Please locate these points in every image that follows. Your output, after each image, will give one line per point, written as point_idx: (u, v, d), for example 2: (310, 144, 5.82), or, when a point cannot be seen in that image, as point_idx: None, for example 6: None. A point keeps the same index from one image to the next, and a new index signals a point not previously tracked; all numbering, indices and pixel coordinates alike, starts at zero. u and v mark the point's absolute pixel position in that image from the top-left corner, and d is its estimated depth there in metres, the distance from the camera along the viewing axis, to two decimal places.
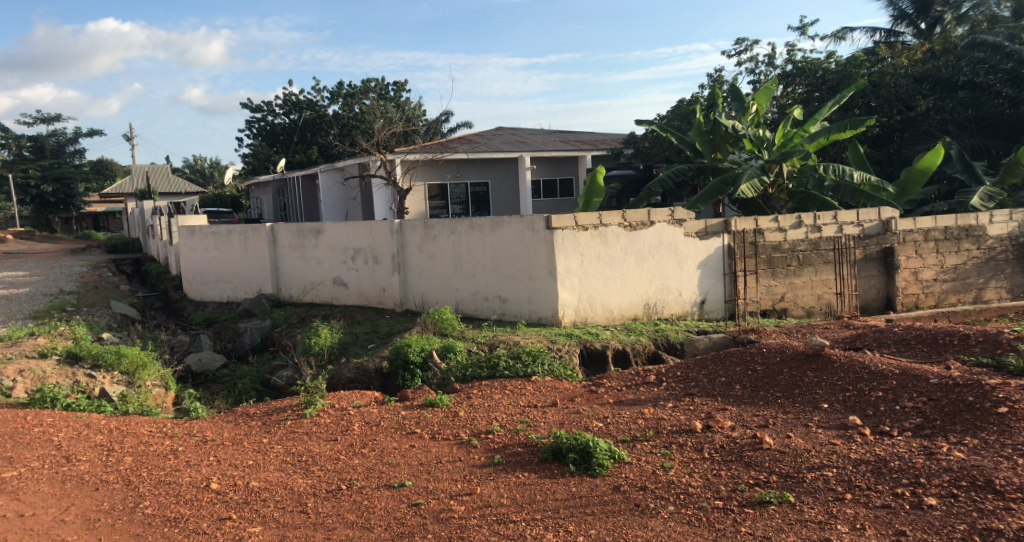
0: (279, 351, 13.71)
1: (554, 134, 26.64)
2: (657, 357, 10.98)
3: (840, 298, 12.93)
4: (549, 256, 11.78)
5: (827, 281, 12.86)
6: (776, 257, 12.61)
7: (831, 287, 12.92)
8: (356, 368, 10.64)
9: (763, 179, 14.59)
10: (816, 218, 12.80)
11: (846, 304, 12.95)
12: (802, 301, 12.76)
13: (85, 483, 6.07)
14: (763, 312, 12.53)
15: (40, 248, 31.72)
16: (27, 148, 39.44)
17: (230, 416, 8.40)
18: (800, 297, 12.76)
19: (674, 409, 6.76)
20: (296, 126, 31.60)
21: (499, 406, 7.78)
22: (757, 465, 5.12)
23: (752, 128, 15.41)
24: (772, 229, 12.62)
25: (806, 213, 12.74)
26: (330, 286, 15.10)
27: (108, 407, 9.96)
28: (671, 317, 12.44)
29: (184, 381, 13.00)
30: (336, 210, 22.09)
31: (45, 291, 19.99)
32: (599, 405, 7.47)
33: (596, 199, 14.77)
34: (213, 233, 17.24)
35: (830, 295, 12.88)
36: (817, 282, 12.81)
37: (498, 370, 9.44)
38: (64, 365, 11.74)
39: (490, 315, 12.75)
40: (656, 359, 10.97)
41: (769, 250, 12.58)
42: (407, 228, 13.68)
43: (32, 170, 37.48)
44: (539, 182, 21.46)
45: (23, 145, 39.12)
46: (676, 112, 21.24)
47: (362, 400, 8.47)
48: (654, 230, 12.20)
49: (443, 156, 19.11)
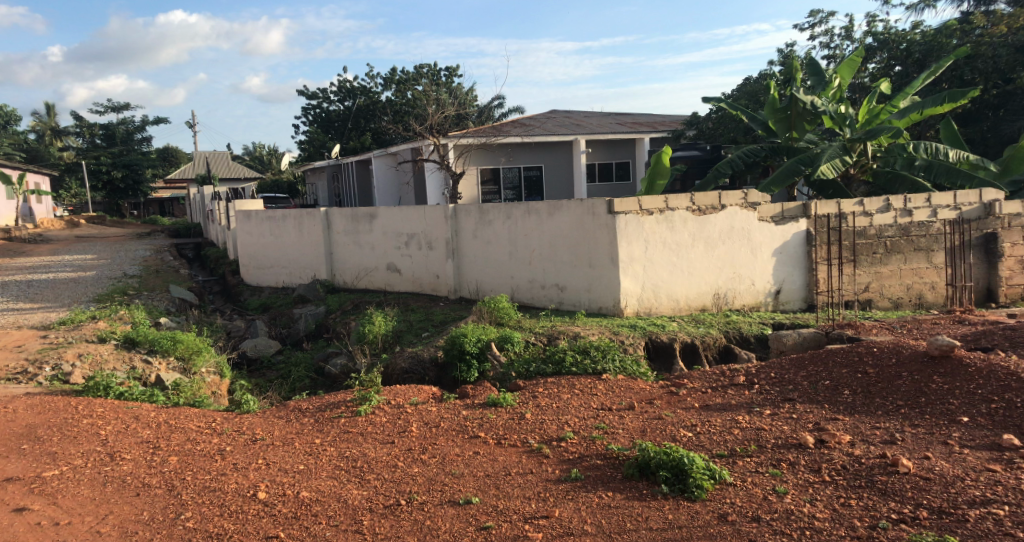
0: (334, 339, 13.21)
1: (612, 117, 25.70)
2: (729, 352, 10.14)
3: (932, 289, 11.81)
4: (611, 242, 11.00)
5: (918, 270, 11.74)
6: (861, 244, 11.54)
7: (922, 276, 11.78)
8: (411, 357, 10.10)
9: (845, 159, 13.48)
10: (907, 201, 11.67)
11: (938, 295, 11.86)
12: (889, 291, 11.67)
13: (125, 486, 5.52)
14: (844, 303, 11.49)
15: (107, 232, 32.13)
16: (98, 136, 40.63)
17: (283, 411, 7.84)
18: (886, 287, 11.66)
19: (775, 421, 6.06)
20: (351, 112, 31.31)
21: (570, 407, 7.07)
22: (898, 494, 4.48)
23: (833, 103, 14.24)
24: (856, 213, 11.59)
25: (895, 196, 11.61)
26: (383, 272, 14.55)
27: (162, 397, 9.51)
28: (743, 308, 11.55)
29: (239, 366, 12.65)
30: (389, 195, 21.59)
31: (108, 274, 19.97)
32: (684, 410, 6.72)
33: (661, 181, 13.87)
34: (268, 217, 16.88)
35: (921, 286, 11.76)
36: (906, 270, 11.70)
37: (564, 367, 8.60)
38: (120, 349, 11.39)
39: (548, 305, 12.03)
40: (728, 353, 10.16)
41: (852, 236, 11.53)
42: (462, 213, 12.99)
43: (102, 156, 38.09)
44: (594, 166, 20.60)
45: (95, 134, 40.49)
46: (742, 91, 20.10)
47: (419, 397, 7.84)
48: (725, 215, 11.29)
49: (498, 139, 18.39)
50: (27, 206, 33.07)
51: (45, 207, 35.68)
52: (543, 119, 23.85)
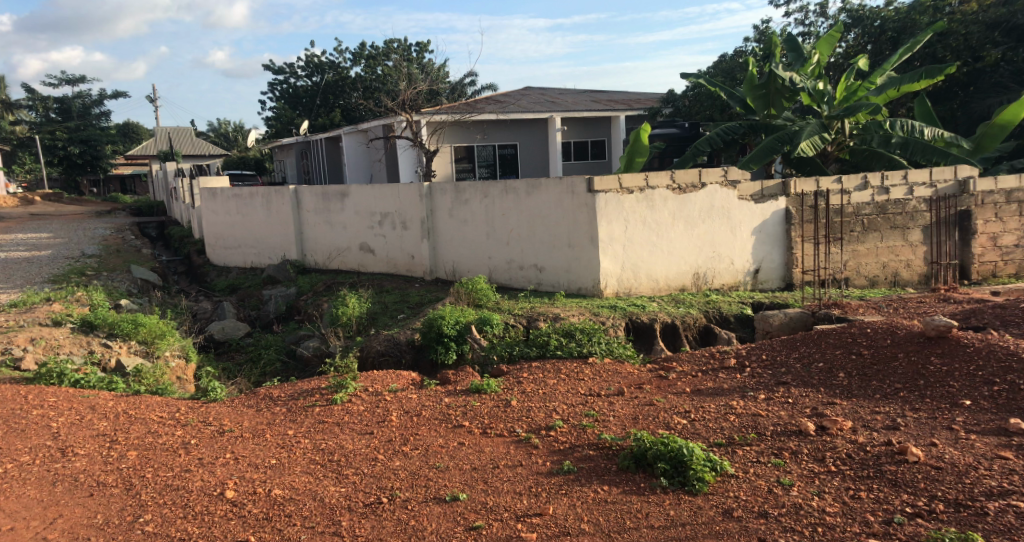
0: (305, 321, 12.80)
1: (586, 94, 25.32)
2: (708, 332, 9.94)
3: (908, 267, 11.66)
4: (590, 221, 10.70)
5: (894, 249, 11.57)
6: (839, 222, 11.35)
7: (899, 254, 11.62)
8: (386, 339, 9.76)
9: (824, 136, 13.27)
10: (884, 177, 11.43)
11: (914, 273, 11.71)
12: (866, 270, 11.51)
13: (77, 486, 5.12)
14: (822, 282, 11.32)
15: (67, 210, 31.15)
16: (52, 110, 39.54)
17: (251, 399, 7.45)
18: (863, 266, 11.49)
19: (772, 407, 5.82)
20: (319, 88, 30.54)
21: (557, 393, 6.77)
22: (909, 485, 4.29)
23: (811, 79, 13.98)
24: (834, 191, 11.36)
25: (873, 173, 11.40)
26: (356, 252, 14.12)
27: (121, 385, 9.09)
28: (723, 288, 11.33)
29: (206, 350, 12.21)
30: (360, 173, 21.03)
31: (66, 254, 19.26)
32: (675, 395, 6.48)
33: (640, 159, 13.56)
34: (235, 195, 16.30)
35: (896, 264, 11.60)
36: (882, 249, 11.52)
37: (549, 350, 8.30)
38: (79, 333, 10.88)
39: (526, 285, 11.72)
40: (708, 334, 9.95)
41: (832, 214, 11.33)
42: (437, 192, 12.57)
43: (60, 131, 36.85)
44: (569, 144, 20.24)
45: (49, 107, 39.29)
46: (718, 68, 19.81)
47: (398, 383, 7.49)
48: (705, 193, 11.02)
49: (471, 116, 17.93)
50: None
51: (0, 183, 34.53)
52: (516, 96, 23.40)
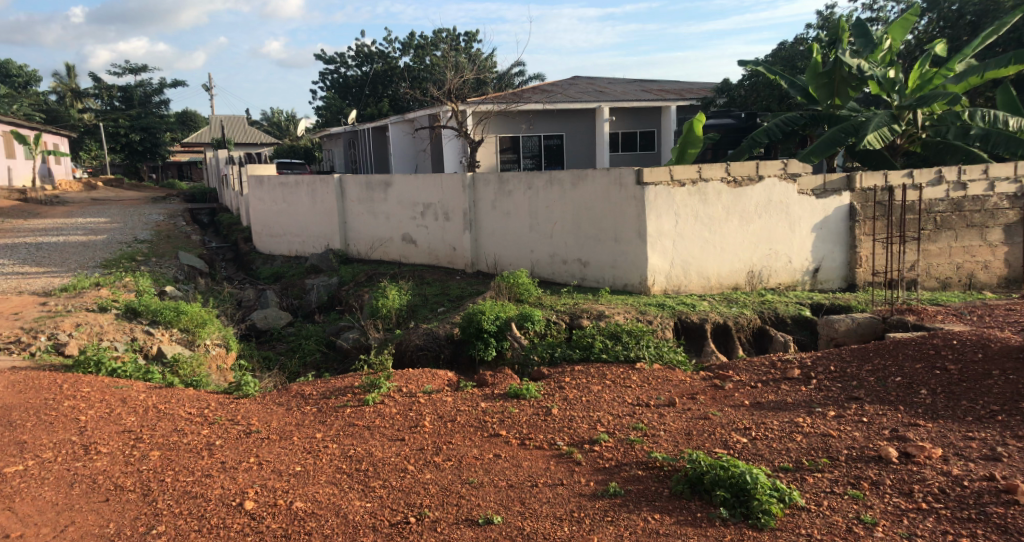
0: (347, 311, 12.55)
1: (637, 84, 24.65)
2: (762, 333, 9.38)
3: (985, 269, 10.89)
4: (639, 215, 10.17)
5: (970, 248, 10.82)
6: (908, 219, 10.64)
7: (975, 255, 10.86)
8: (426, 333, 9.41)
9: (893, 127, 12.48)
10: (961, 172, 10.66)
11: (991, 276, 10.94)
12: (937, 271, 10.77)
13: (93, 490, 4.83)
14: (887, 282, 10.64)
15: (122, 195, 31.55)
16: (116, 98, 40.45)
17: (284, 396, 7.14)
18: (934, 266, 10.76)
19: (843, 426, 5.30)
20: (367, 78, 30.39)
21: (602, 402, 6.32)
22: (1021, 533, 3.82)
23: (881, 67, 13.18)
24: (904, 186, 10.65)
25: (948, 167, 10.63)
26: (398, 243, 13.80)
27: (156, 375, 8.75)
28: (779, 287, 10.70)
29: (248, 338, 12.04)
30: (405, 163, 20.75)
31: (118, 239, 19.39)
32: (732, 409, 6.01)
33: (693, 150, 12.93)
34: (281, 183, 16.15)
35: (972, 265, 10.85)
36: (957, 248, 10.77)
37: (592, 353, 7.75)
38: (122, 319, 10.66)
39: (570, 280, 11.25)
40: (763, 335, 9.37)
41: (900, 211, 10.64)
42: (481, 182, 12.15)
43: (121, 118, 37.41)
44: (617, 135, 19.63)
45: (113, 95, 40.18)
46: (778, 56, 18.98)
47: (434, 384, 7.11)
48: (762, 187, 10.39)
49: (519, 106, 17.48)
50: (45, 167, 32.65)
51: (64, 167, 35.33)
52: (566, 86, 22.88)
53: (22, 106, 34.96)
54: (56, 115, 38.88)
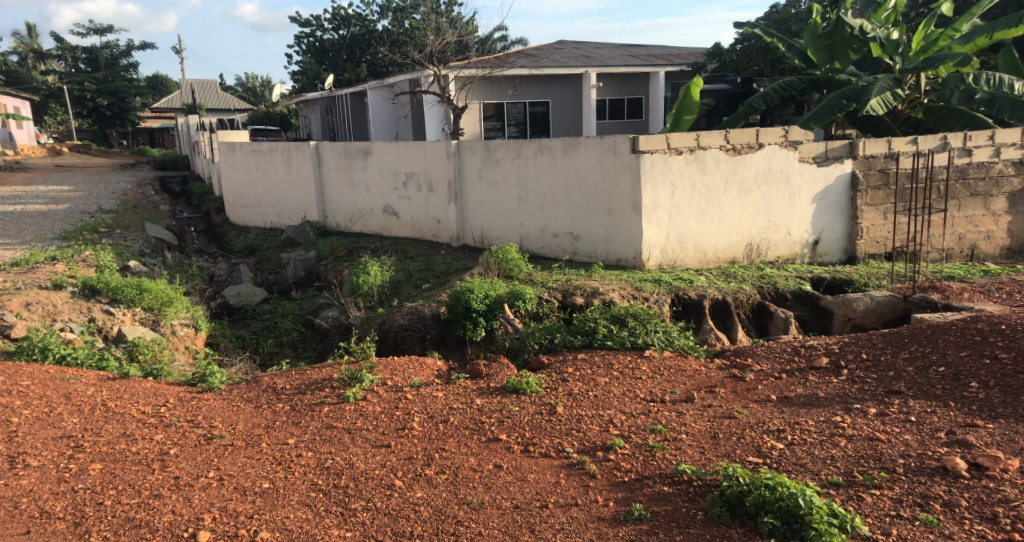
0: (325, 288, 11.78)
1: (624, 49, 23.80)
2: (762, 309, 8.70)
3: (988, 239, 10.30)
4: (633, 186, 9.44)
5: (973, 218, 10.19)
6: (910, 188, 10.04)
7: (980, 226, 10.26)
8: (410, 312, 8.69)
9: (896, 92, 11.73)
10: (967, 138, 10.01)
11: (994, 246, 10.36)
12: (938, 242, 10.14)
13: (12, 520, 4.09)
14: (889, 255, 10.09)
15: (91, 163, 30.20)
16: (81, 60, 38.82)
17: (253, 390, 6.36)
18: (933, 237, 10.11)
19: (891, 427, 4.63)
20: (344, 42, 29.25)
21: (611, 398, 5.64)
22: None
23: (884, 28, 12.35)
24: (906, 153, 9.97)
25: (954, 133, 9.96)
26: (379, 215, 12.99)
27: (111, 362, 7.89)
28: (778, 261, 10.04)
29: (220, 317, 11.25)
30: (385, 131, 19.79)
31: (82, 209, 18.35)
32: (759, 405, 5.35)
33: (689, 117, 12.13)
34: (254, 151, 15.20)
35: (975, 236, 10.24)
36: (959, 218, 10.15)
37: (595, 339, 7.02)
38: (78, 298, 9.71)
39: (560, 255, 10.53)
40: (762, 311, 8.70)
41: (903, 180, 10.00)
42: (466, 150, 11.32)
43: (88, 82, 35.79)
44: (604, 102, 18.79)
45: (78, 57, 38.57)
46: (771, 20, 18.20)
47: (421, 377, 6.39)
48: (763, 155, 9.67)
49: (502, 71, 16.60)
50: (7, 132, 31.18)
51: (28, 132, 33.80)
52: (551, 50, 21.98)
53: None
54: (20, 78, 37.15)
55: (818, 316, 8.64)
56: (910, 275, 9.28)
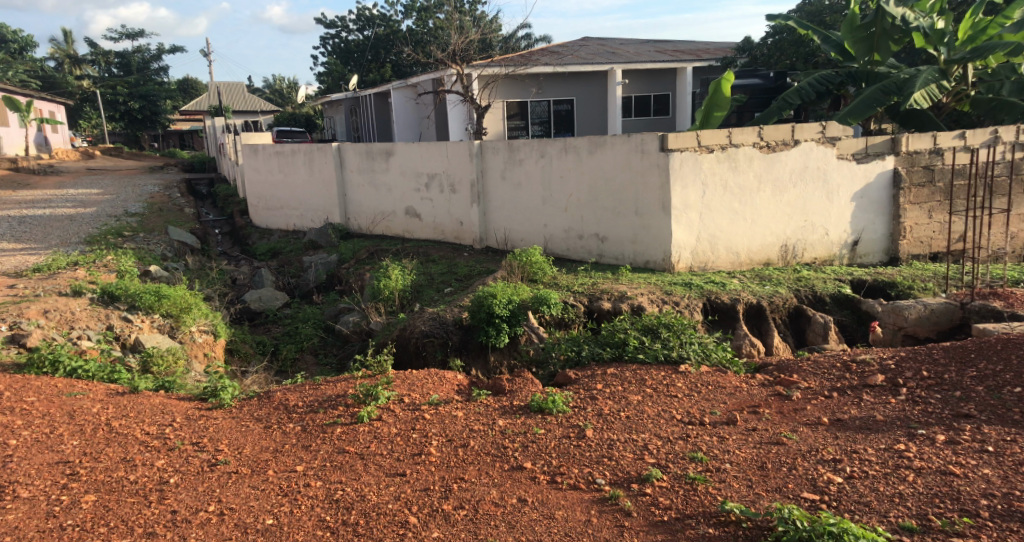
0: (347, 292, 11.42)
1: (651, 45, 23.29)
2: (799, 315, 8.20)
3: None
4: (663, 186, 8.96)
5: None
6: (958, 185, 9.48)
7: None
8: (432, 319, 8.27)
9: (941, 84, 11.08)
10: (1021, 132, 9.52)
11: None
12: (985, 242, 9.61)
13: None
14: (934, 257, 9.58)
15: (120, 165, 30.24)
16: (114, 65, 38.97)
17: (263, 408, 5.98)
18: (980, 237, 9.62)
19: (966, 459, 4.19)
20: (369, 42, 29.04)
21: (644, 419, 5.19)
22: None
23: (928, 17, 11.68)
24: (955, 149, 9.45)
25: (1008, 127, 9.48)
26: (401, 217, 12.62)
27: (123, 374, 7.50)
28: (815, 262, 9.50)
29: (240, 322, 10.92)
30: (408, 132, 19.45)
31: (107, 212, 18.20)
32: (809, 429, 4.88)
33: (720, 114, 11.58)
34: (276, 152, 14.92)
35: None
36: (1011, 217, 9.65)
37: (626, 352, 6.56)
38: (96, 305, 9.24)
39: (586, 257, 10.07)
40: (798, 316, 8.20)
41: (949, 177, 9.44)
42: (489, 150, 10.90)
43: (119, 86, 35.92)
44: (630, 99, 18.28)
45: (111, 61, 38.73)
46: (803, 12, 17.58)
47: (440, 394, 5.98)
48: (799, 152, 9.14)
49: (526, 68, 16.16)
50: (40, 136, 31.41)
51: (61, 135, 33.99)
52: (576, 48, 21.51)
53: (15, 74, 33.52)
54: (53, 82, 37.43)
55: (861, 320, 8.14)
56: (960, 277, 8.75)
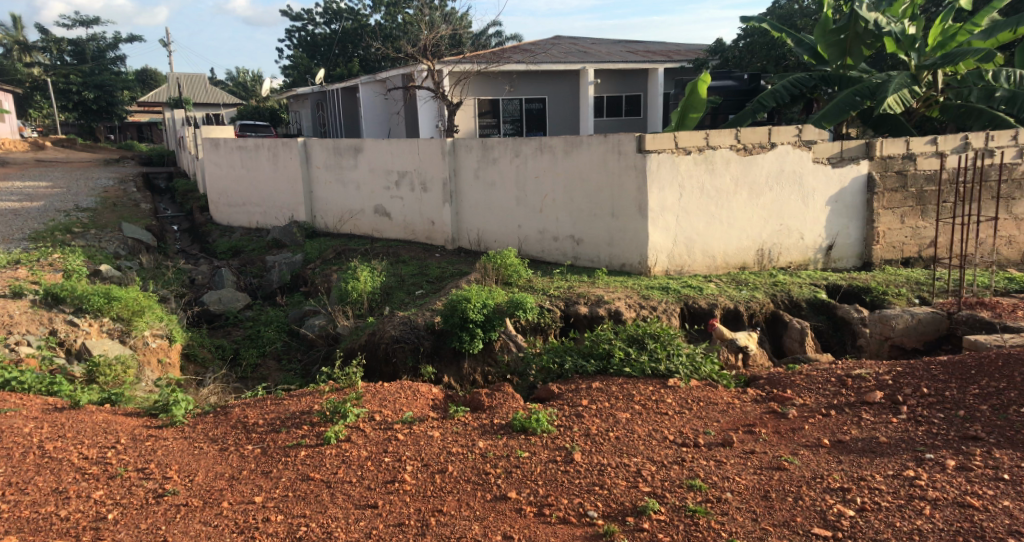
0: (312, 293, 10.92)
1: (622, 44, 23.06)
2: (775, 320, 7.94)
3: (1011, 243, 9.66)
4: (640, 188, 8.64)
5: (999, 222, 9.55)
6: (929, 191, 9.30)
7: (1004, 230, 9.62)
8: (402, 324, 7.84)
9: (913, 89, 10.80)
10: (989, 139, 9.38)
11: (1016, 251, 9.72)
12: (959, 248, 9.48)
13: None
14: (906, 262, 9.38)
15: (73, 157, 29.13)
16: (67, 53, 37.56)
17: (220, 427, 5.51)
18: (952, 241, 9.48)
19: (983, 489, 3.90)
20: (336, 36, 28.41)
21: (632, 440, 4.85)
22: None
23: (900, 22, 11.40)
24: (926, 155, 9.24)
25: (976, 133, 9.34)
26: (370, 215, 12.16)
27: (64, 386, 6.93)
28: (790, 267, 9.27)
29: (198, 325, 10.36)
30: (376, 128, 18.92)
31: (57, 207, 17.35)
32: (810, 451, 4.57)
33: (695, 116, 11.28)
34: (239, 146, 14.33)
35: (998, 241, 9.59)
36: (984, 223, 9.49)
37: (611, 365, 6.21)
38: (39, 308, 8.67)
39: (561, 260, 9.72)
40: (775, 323, 7.94)
41: (920, 182, 9.25)
42: (461, 148, 10.49)
43: (73, 75, 34.66)
44: (602, 99, 17.98)
45: (63, 50, 37.36)
46: (776, 14, 17.45)
47: (415, 410, 5.57)
48: (775, 155, 8.88)
49: (498, 66, 15.75)
50: None
51: (10, 126, 32.70)
52: (547, 46, 21.17)
53: None
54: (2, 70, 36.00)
55: (837, 326, 7.88)
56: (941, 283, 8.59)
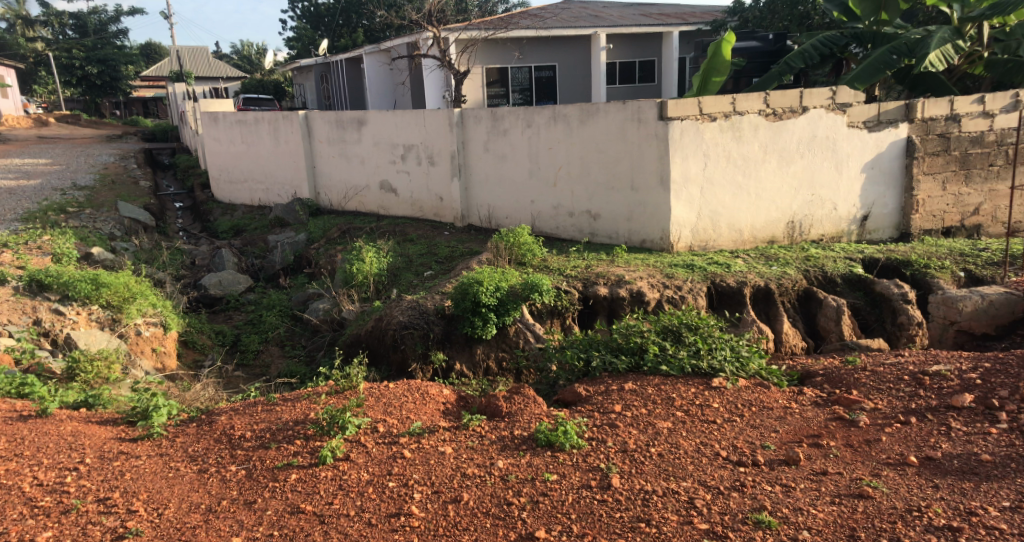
0: (316, 275, 10.20)
1: (636, 8, 21.99)
2: (809, 298, 7.15)
3: None
4: (662, 158, 7.84)
5: None
6: (974, 153, 8.41)
7: None
8: (411, 307, 7.08)
9: (956, 45, 9.68)
10: None
11: None
12: (1008, 215, 8.65)
13: None
14: (948, 232, 8.54)
15: (76, 134, 28.35)
16: (69, 27, 36.66)
17: (202, 441, 4.78)
18: (1003, 208, 8.63)
19: None
20: (340, 5, 27.35)
21: (676, 456, 4.13)
22: None
23: None
24: (972, 115, 8.35)
25: None
26: (375, 191, 11.40)
27: (36, 386, 6.16)
28: (823, 240, 8.45)
29: (196, 310, 9.64)
30: (381, 99, 18.04)
31: (54, 185, 16.62)
32: (899, 473, 3.82)
33: (717, 79, 10.31)
34: (238, 121, 13.55)
35: None
36: None
37: (644, 361, 5.45)
38: (23, 295, 7.90)
39: (577, 236, 8.94)
40: (808, 300, 7.16)
41: (965, 144, 8.35)
42: (469, 118, 9.66)
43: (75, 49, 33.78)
44: (615, 65, 17.04)
45: (64, 24, 36.48)
46: None
47: (424, 419, 4.82)
48: (807, 120, 8.04)
49: (507, 32, 14.82)
50: None
51: (13, 102, 31.92)
52: (559, 10, 20.14)
53: None
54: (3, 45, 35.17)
55: (876, 303, 7.18)
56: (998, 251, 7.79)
